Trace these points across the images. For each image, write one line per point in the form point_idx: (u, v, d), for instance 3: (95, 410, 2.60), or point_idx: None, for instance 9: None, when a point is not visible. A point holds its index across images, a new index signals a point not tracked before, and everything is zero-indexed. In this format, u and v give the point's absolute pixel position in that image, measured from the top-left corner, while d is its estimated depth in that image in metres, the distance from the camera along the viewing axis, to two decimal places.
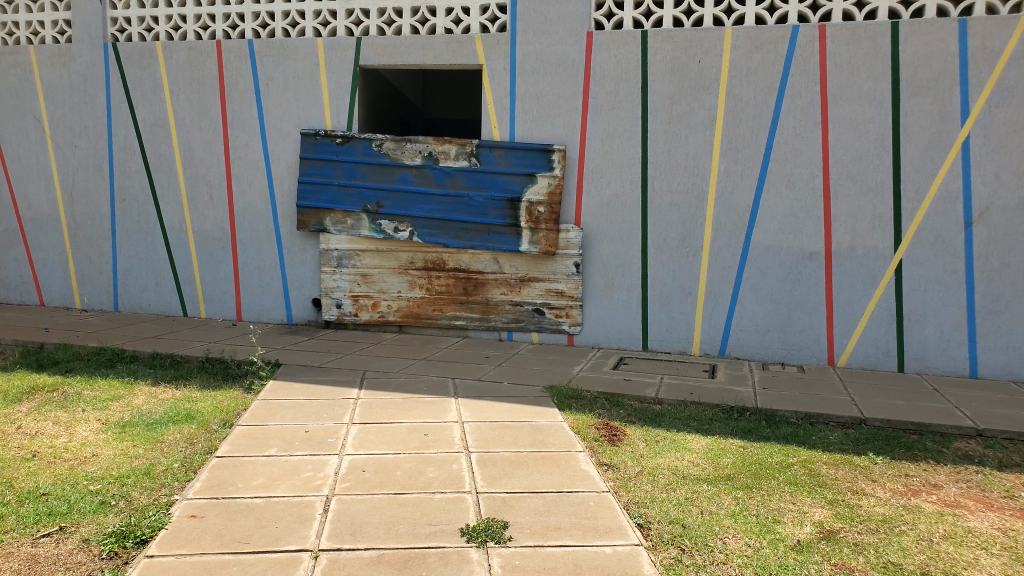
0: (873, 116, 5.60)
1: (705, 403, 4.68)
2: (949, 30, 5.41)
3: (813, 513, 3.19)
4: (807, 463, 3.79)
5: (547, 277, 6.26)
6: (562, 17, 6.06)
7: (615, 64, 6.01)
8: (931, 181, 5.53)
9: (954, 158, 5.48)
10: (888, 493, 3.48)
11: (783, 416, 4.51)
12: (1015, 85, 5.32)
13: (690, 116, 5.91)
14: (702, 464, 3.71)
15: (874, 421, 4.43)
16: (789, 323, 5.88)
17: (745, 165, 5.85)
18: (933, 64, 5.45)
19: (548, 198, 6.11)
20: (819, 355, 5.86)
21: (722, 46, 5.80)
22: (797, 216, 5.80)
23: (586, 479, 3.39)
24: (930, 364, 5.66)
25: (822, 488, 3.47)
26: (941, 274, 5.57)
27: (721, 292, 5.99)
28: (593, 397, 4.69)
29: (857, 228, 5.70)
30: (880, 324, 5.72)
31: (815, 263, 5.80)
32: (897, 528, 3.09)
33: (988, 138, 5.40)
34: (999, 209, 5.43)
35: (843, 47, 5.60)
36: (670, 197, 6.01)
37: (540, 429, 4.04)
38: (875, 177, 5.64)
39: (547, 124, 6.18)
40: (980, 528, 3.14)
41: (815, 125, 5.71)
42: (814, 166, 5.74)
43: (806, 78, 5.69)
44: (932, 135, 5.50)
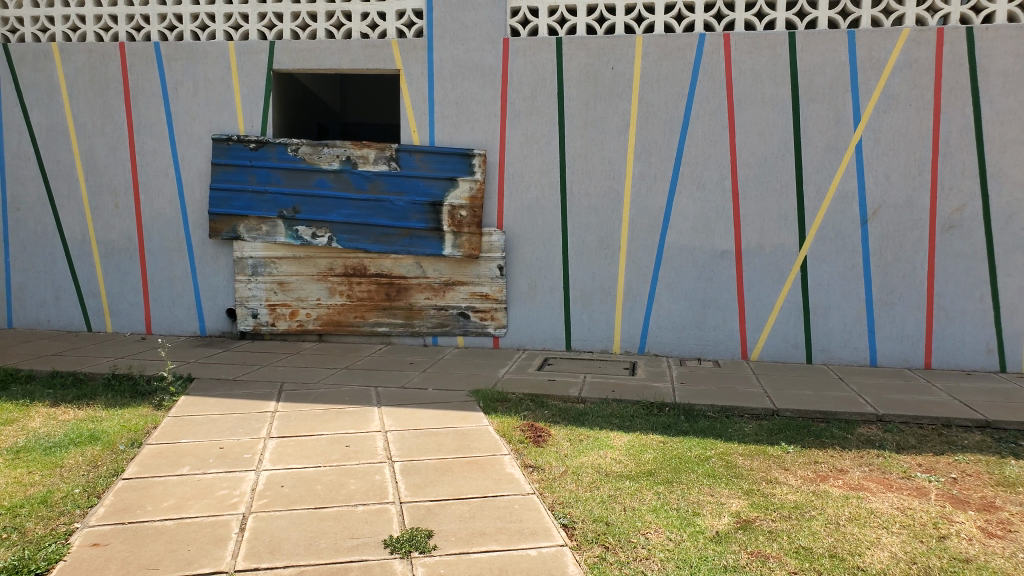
0: (776, 120, 5.86)
1: (626, 400, 4.80)
2: (840, 41, 5.73)
3: (730, 504, 3.33)
4: (723, 455, 3.95)
5: (471, 280, 6.28)
6: (478, 23, 6.10)
7: (531, 70, 6.09)
8: (830, 181, 5.83)
9: (849, 160, 5.80)
10: (799, 480, 3.66)
11: (700, 410, 4.67)
12: (899, 93, 5.70)
13: (605, 121, 6.05)
14: (625, 461, 3.82)
15: (785, 411, 4.64)
16: (703, 320, 6.09)
17: (658, 168, 6.03)
18: (827, 72, 5.76)
19: (470, 202, 6.15)
20: (732, 349, 6.08)
21: (633, 53, 5.96)
22: (708, 216, 6.01)
23: (512, 482, 3.44)
24: (835, 354, 5.96)
25: (738, 479, 3.63)
26: (842, 270, 5.88)
27: (639, 292, 6.15)
28: (518, 399, 4.75)
29: (764, 227, 5.95)
30: (787, 319, 5.99)
31: (726, 261, 6.02)
32: (808, 513, 3.26)
33: (878, 141, 5.76)
34: (890, 207, 5.79)
35: (746, 55, 5.84)
36: (588, 200, 6.13)
37: (465, 434, 4.07)
38: (779, 178, 5.90)
39: (466, 128, 6.20)
40: (882, 508, 3.34)
41: (722, 128, 5.93)
42: (722, 169, 5.96)
43: (713, 83, 5.90)
44: (829, 138, 5.81)
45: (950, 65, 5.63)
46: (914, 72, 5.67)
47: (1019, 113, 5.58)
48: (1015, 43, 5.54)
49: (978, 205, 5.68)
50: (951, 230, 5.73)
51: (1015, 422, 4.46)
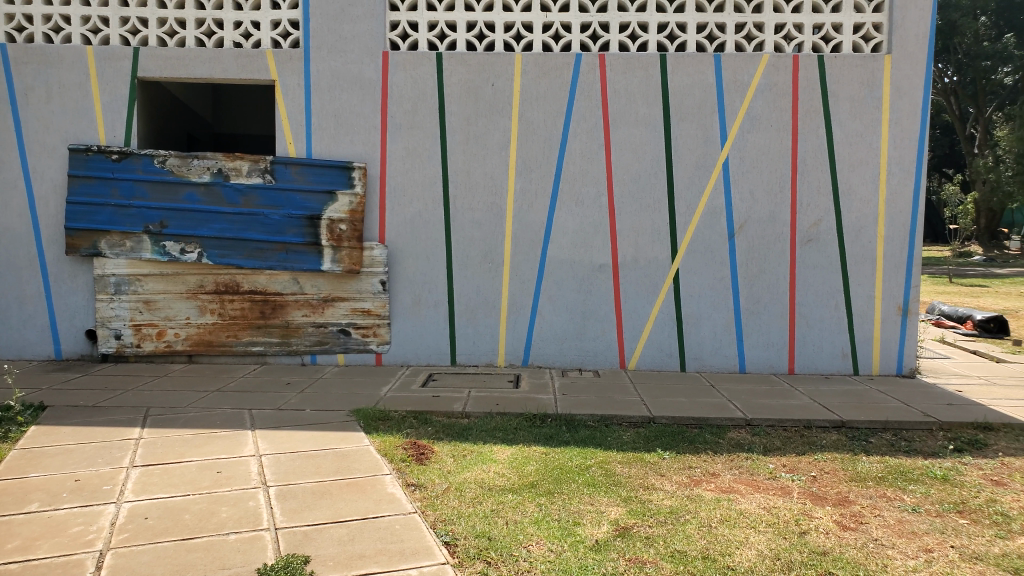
0: (650, 139, 6.10)
1: (509, 414, 4.83)
2: (707, 64, 6.03)
3: (609, 512, 3.41)
4: (602, 464, 4.04)
5: (352, 296, 6.16)
6: (356, 36, 6.03)
7: (411, 84, 6.07)
8: (700, 197, 6.12)
9: (717, 177, 6.11)
10: (674, 485, 3.79)
11: (581, 420, 4.77)
12: (760, 115, 6.06)
13: (486, 136, 6.11)
14: (508, 474, 3.84)
15: (661, 419, 4.81)
16: (585, 331, 6.23)
17: (538, 184, 6.13)
18: (696, 94, 6.05)
19: (349, 216, 6.04)
20: (612, 359, 6.25)
21: (512, 70, 6.05)
22: (587, 231, 6.16)
23: (392, 502, 3.39)
24: (707, 362, 6.24)
25: (617, 486, 3.72)
26: (712, 281, 6.17)
27: (522, 305, 6.22)
28: (401, 416, 4.69)
29: (640, 241, 6.17)
30: (663, 329, 6.22)
31: (605, 275, 6.19)
32: (682, 517, 3.38)
33: (743, 160, 6.10)
34: (755, 222, 6.14)
35: (620, 75, 6.05)
36: (470, 215, 6.16)
37: (345, 455, 3.98)
38: (653, 194, 6.13)
39: (345, 141, 6.10)
40: (750, 509, 3.51)
41: (599, 145, 6.11)
42: (599, 184, 6.13)
43: (590, 102, 6.08)
44: (699, 156, 6.10)
45: (805, 90, 6.05)
46: (773, 95, 6.05)
47: (865, 135, 6.06)
48: (861, 71, 6.01)
49: (832, 220, 6.12)
50: (809, 243, 6.14)
51: (866, 421, 4.80)
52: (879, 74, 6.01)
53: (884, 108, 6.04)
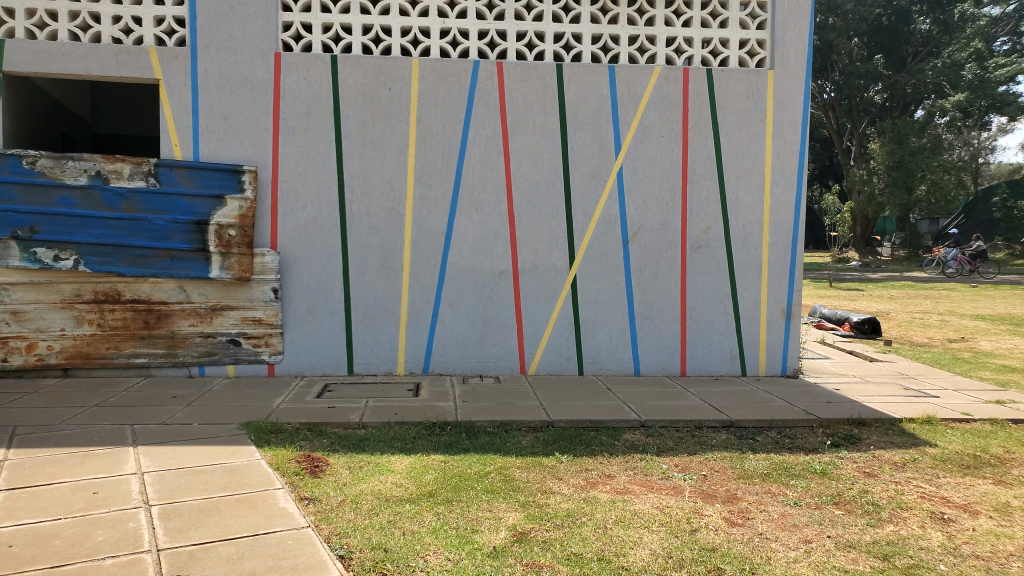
0: (547, 147, 6.18)
1: (408, 422, 4.77)
2: (602, 75, 6.17)
3: (507, 518, 3.41)
4: (501, 469, 4.05)
5: (242, 305, 5.94)
6: (247, 35, 5.84)
7: (305, 87, 5.93)
8: (596, 204, 6.25)
9: (612, 185, 6.25)
10: (571, 488, 3.84)
11: (480, 427, 4.76)
12: (653, 125, 6.25)
13: (383, 141, 6.03)
14: (405, 484, 3.78)
15: (559, 422, 4.86)
16: (484, 338, 6.24)
17: (437, 190, 6.10)
18: (591, 103, 6.18)
19: (240, 221, 5.83)
20: (512, 365, 6.28)
21: (410, 75, 6.00)
22: (486, 238, 6.18)
23: (285, 516, 3.28)
24: (604, 365, 6.36)
25: (515, 492, 3.73)
26: (608, 287, 6.31)
27: (421, 312, 6.17)
28: (295, 428, 4.55)
29: (538, 248, 6.23)
30: (561, 334, 6.30)
31: (504, 281, 6.22)
32: (579, 520, 3.43)
33: (636, 169, 6.27)
34: (648, 229, 6.31)
35: (517, 83, 6.11)
36: (367, 220, 6.06)
37: (234, 470, 3.83)
38: (550, 201, 6.21)
39: (235, 144, 5.89)
40: (644, 509, 3.60)
41: (498, 153, 6.14)
42: (498, 191, 6.16)
43: (488, 109, 6.10)
44: (594, 165, 6.22)
45: (694, 102, 6.28)
46: (665, 107, 6.25)
47: (750, 147, 6.35)
48: (746, 85, 6.30)
49: (720, 228, 6.38)
50: (699, 250, 6.37)
51: (753, 420, 5.01)
52: (762, 88, 6.33)
53: (767, 121, 6.36)
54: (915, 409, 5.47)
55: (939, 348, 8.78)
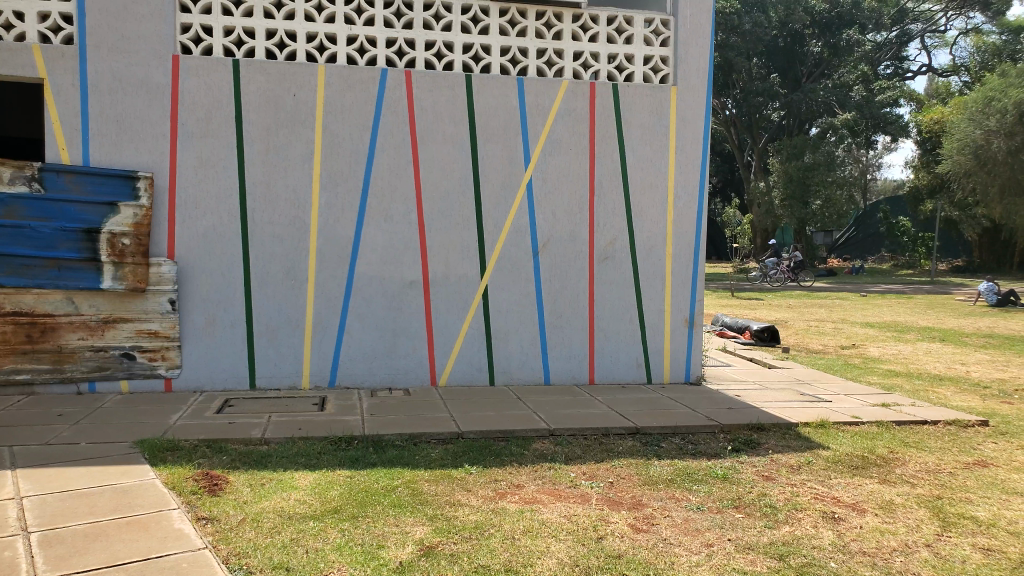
0: (457, 157, 6.18)
1: (313, 438, 4.64)
2: (511, 87, 6.22)
3: (414, 532, 3.36)
4: (409, 483, 3.99)
5: (137, 317, 5.66)
6: (141, 36, 5.59)
7: (205, 91, 5.72)
8: (506, 216, 6.28)
9: (522, 196, 6.30)
10: (480, 500, 3.82)
11: (389, 440, 4.68)
12: (561, 138, 6.34)
13: (288, 149, 5.89)
14: (309, 501, 3.68)
15: (469, 434, 4.84)
16: (394, 349, 6.15)
17: (344, 199, 5.99)
18: (500, 115, 6.22)
19: (134, 229, 5.56)
20: (422, 377, 6.22)
21: (316, 82, 5.89)
22: (395, 248, 6.11)
23: (179, 538, 3.12)
24: (515, 375, 6.38)
25: (423, 506, 3.68)
26: (518, 297, 6.34)
27: (328, 324, 6.04)
28: (193, 446, 4.36)
29: (449, 258, 6.20)
30: (471, 344, 6.28)
31: (414, 291, 6.16)
32: (487, 531, 3.41)
33: (545, 181, 6.34)
34: (557, 240, 6.39)
35: (426, 92, 6.09)
36: (272, 230, 5.89)
37: (125, 491, 3.62)
38: (459, 212, 6.20)
39: (129, 149, 5.61)
40: (551, 518, 3.62)
41: (407, 162, 6.09)
42: (407, 201, 6.11)
43: (396, 118, 6.05)
44: (504, 176, 6.26)
45: (601, 116, 6.41)
46: (572, 120, 6.36)
47: (654, 161, 6.54)
48: (650, 101, 6.49)
49: (626, 239, 6.52)
50: (607, 260, 6.49)
51: (658, 427, 5.13)
52: (666, 104, 6.53)
53: (670, 136, 6.56)
54: (810, 413, 5.72)
55: (832, 355, 9.23)
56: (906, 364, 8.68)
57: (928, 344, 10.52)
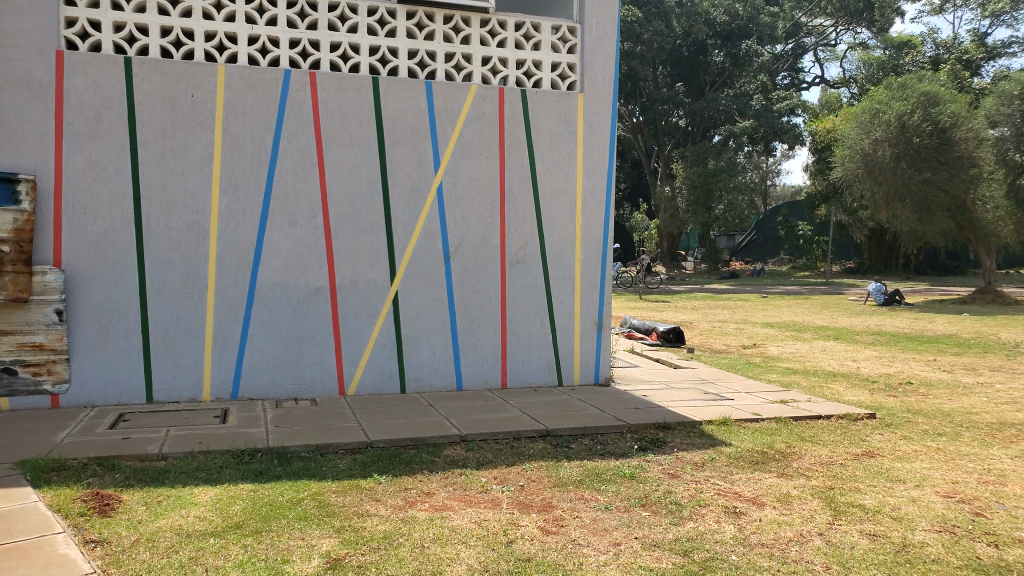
0: (363, 160, 6.08)
1: (215, 451, 4.47)
2: (419, 90, 6.18)
3: (320, 545, 3.28)
4: (316, 495, 3.89)
5: (19, 329, 5.31)
6: (22, 30, 5.26)
7: (94, 89, 5.44)
8: (415, 220, 6.22)
9: (431, 200, 6.26)
10: (389, 509, 3.76)
11: (294, 451, 4.56)
12: (470, 142, 6.34)
13: (186, 151, 5.66)
14: (210, 517, 3.53)
15: (378, 443, 4.76)
16: (300, 358, 6.00)
17: (246, 203, 5.81)
18: (408, 118, 6.16)
19: (15, 236, 5.22)
20: (330, 385, 6.08)
21: (215, 82, 5.69)
22: (300, 253, 5.96)
23: (65, 565, 2.91)
24: (426, 382, 6.32)
25: (330, 517, 3.60)
26: (429, 302, 6.29)
27: (230, 332, 5.82)
28: (82, 464, 4.12)
29: (356, 263, 6.09)
30: (381, 351, 6.19)
31: (320, 298, 6.02)
32: (395, 541, 3.36)
33: (455, 185, 6.31)
34: (468, 245, 6.38)
35: (331, 94, 5.97)
36: (169, 235, 5.65)
37: (4, 518, 3.36)
38: (367, 216, 6.11)
39: (10, 149, 5.27)
40: (461, 524, 3.60)
41: (312, 165, 5.95)
42: (312, 205, 5.97)
43: (301, 120, 5.90)
44: (412, 180, 6.20)
45: (510, 121, 6.45)
46: (481, 125, 6.36)
47: (563, 166, 6.62)
48: (558, 107, 6.57)
49: (537, 243, 6.58)
50: (517, 265, 6.53)
51: (568, 429, 5.18)
52: (573, 110, 6.63)
53: (578, 141, 6.66)
54: (713, 411, 5.91)
55: (734, 354, 9.56)
56: (803, 362, 9.08)
57: (823, 342, 11.05)
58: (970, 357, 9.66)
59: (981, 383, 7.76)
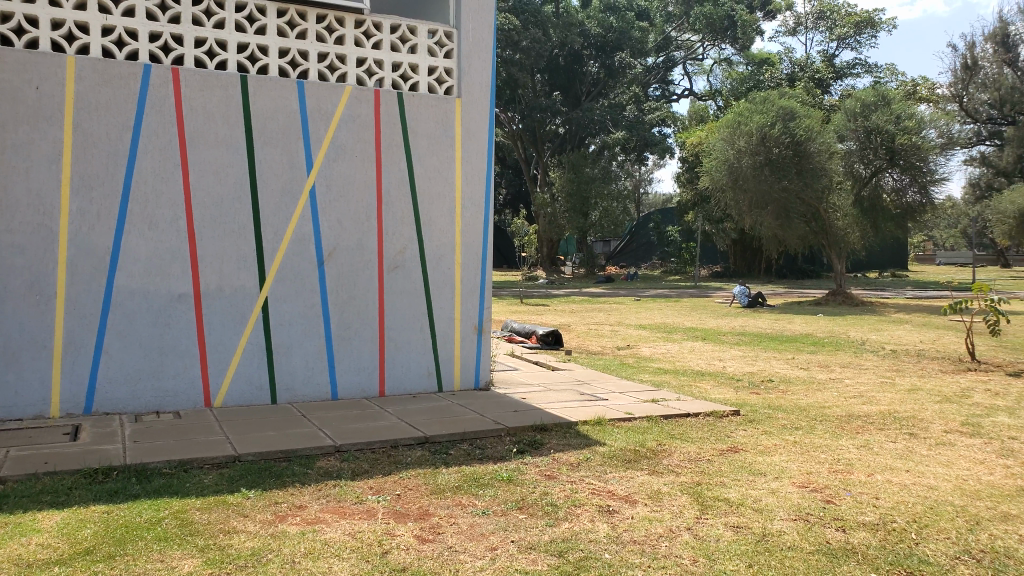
0: (231, 161, 5.82)
1: (63, 472, 4.13)
2: (290, 90, 5.99)
3: (181, 567, 3.09)
4: (178, 513, 3.67)
5: None
6: None
7: None
8: (287, 224, 6.02)
9: (304, 203, 6.07)
10: (257, 525, 3.60)
11: (154, 468, 4.28)
12: (345, 144, 6.20)
13: (30, 147, 5.22)
14: (55, 544, 3.25)
15: (247, 456, 4.55)
16: (161, 369, 5.65)
17: (100, 205, 5.43)
18: (279, 118, 5.95)
19: None
20: (194, 398, 5.76)
21: (63, 75, 5.29)
22: (161, 258, 5.63)
23: None
24: (299, 392, 6.12)
25: (192, 537, 3.40)
26: (302, 309, 6.09)
27: (83, 343, 5.41)
28: None
29: (223, 269, 5.82)
30: (251, 360, 5.93)
31: (184, 305, 5.70)
32: (264, 558, 3.22)
33: (329, 187, 6.15)
34: (343, 249, 6.23)
35: (196, 91, 5.68)
36: (10, 238, 5.19)
37: None
38: (235, 220, 5.85)
39: None
40: (334, 537, 3.49)
41: (174, 165, 5.64)
42: (175, 208, 5.66)
43: (162, 118, 5.58)
44: (284, 182, 5.99)
45: (386, 124, 6.36)
46: (356, 126, 6.23)
47: (441, 170, 6.59)
48: (435, 111, 6.54)
49: (415, 248, 6.51)
50: (395, 270, 6.44)
51: (446, 435, 5.15)
52: (451, 115, 6.62)
53: (456, 145, 6.66)
54: (588, 412, 6.04)
55: (610, 356, 9.83)
56: (674, 362, 9.47)
57: (691, 342, 11.56)
58: (823, 354, 10.38)
59: (832, 379, 8.36)
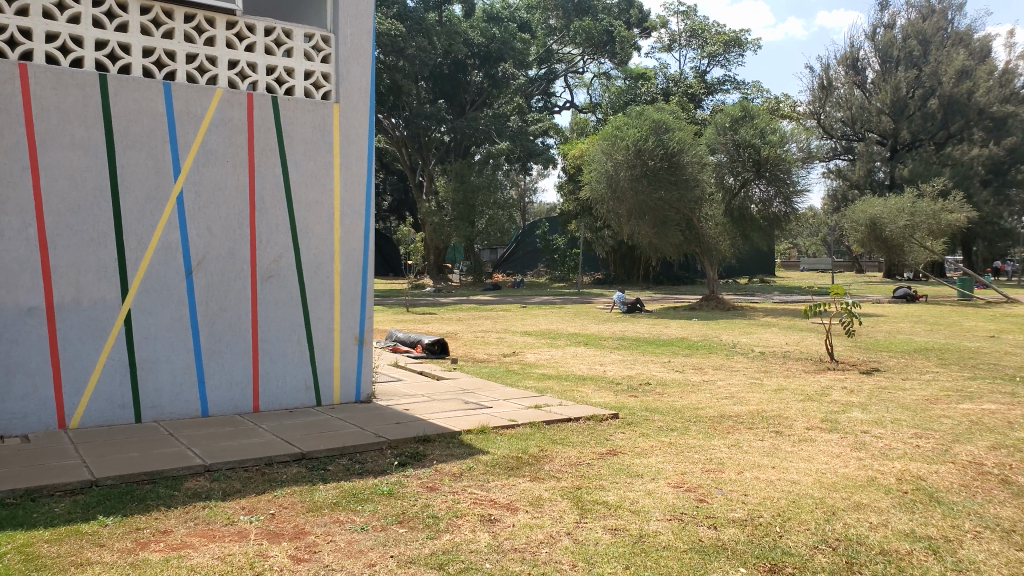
0: (88, 165, 5.44)
1: None
2: (155, 91, 5.67)
3: None
4: (23, 547, 3.37)
5: None
6: None
7: None
8: (152, 232, 5.69)
9: (171, 210, 5.76)
10: (115, 555, 3.36)
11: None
12: (216, 148, 5.93)
13: None
14: None
15: (106, 481, 4.25)
16: (9, 389, 5.18)
17: None
18: (143, 120, 5.62)
19: None
20: (47, 420, 5.32)
21: None
22: (8, 268, 5.18)
23: None
24: (166, 410, 5.77)
25: (39, 572, 3.13)
26: (169, 322, 5.77)
27: None
28: None
29: (80, 280, 5.43)
30: (112, 378, 5.54)
31: (35, 320, 5.27)
32: None
33: (198, 194, 5.87)
34: (214, 259, 5.96)
35: (48, 90, 5.28)
36: None
37: None
38: (94, 228, 5.47)
39: None
40: (202, 562, 3.31)
41: (23, 169, 5.21)
42: (24, 214, 5.22)
43: (8, 117, 5.15)
44: (148, 188, 5.66)
45: (260, 129, 6.13)
46: (227, 131, 5.98)
47: (318, 177, 6.43)
48: (312, 116, 6.38)
49: (291, 256, 6.31)
50: (270, 279, 6.21)
51: (324, 450, 5.00)
52: (328, 121, 6.47)
53: (334, 152, 6.52)
54: (471, 420, 6.03)
55: (495, 363, 9.86)
56: (557, 367, 9.62)
57: (574, 347, 11.79)
58: (697, 357, 10.84)
59: (705, 381, 8.74)
